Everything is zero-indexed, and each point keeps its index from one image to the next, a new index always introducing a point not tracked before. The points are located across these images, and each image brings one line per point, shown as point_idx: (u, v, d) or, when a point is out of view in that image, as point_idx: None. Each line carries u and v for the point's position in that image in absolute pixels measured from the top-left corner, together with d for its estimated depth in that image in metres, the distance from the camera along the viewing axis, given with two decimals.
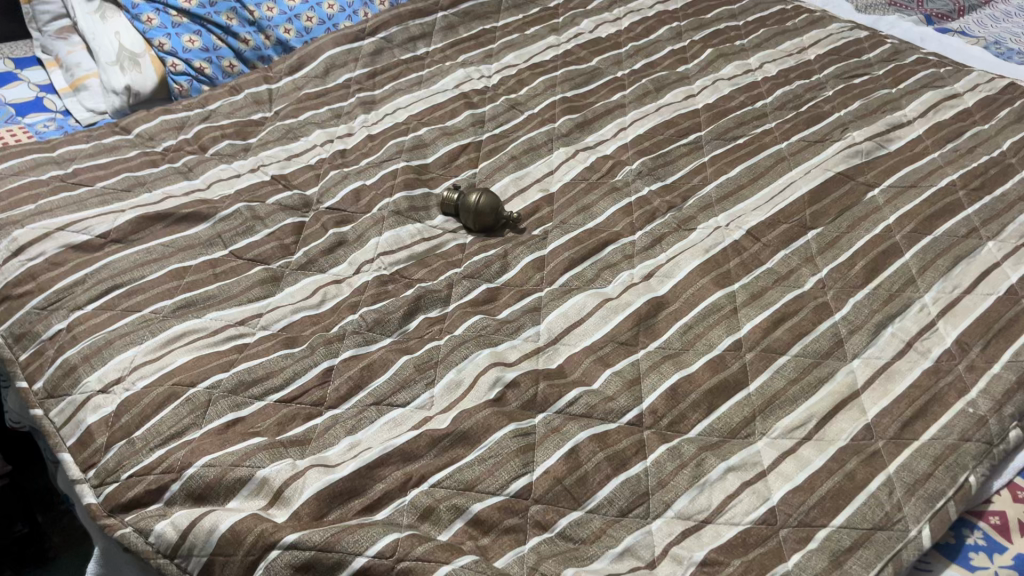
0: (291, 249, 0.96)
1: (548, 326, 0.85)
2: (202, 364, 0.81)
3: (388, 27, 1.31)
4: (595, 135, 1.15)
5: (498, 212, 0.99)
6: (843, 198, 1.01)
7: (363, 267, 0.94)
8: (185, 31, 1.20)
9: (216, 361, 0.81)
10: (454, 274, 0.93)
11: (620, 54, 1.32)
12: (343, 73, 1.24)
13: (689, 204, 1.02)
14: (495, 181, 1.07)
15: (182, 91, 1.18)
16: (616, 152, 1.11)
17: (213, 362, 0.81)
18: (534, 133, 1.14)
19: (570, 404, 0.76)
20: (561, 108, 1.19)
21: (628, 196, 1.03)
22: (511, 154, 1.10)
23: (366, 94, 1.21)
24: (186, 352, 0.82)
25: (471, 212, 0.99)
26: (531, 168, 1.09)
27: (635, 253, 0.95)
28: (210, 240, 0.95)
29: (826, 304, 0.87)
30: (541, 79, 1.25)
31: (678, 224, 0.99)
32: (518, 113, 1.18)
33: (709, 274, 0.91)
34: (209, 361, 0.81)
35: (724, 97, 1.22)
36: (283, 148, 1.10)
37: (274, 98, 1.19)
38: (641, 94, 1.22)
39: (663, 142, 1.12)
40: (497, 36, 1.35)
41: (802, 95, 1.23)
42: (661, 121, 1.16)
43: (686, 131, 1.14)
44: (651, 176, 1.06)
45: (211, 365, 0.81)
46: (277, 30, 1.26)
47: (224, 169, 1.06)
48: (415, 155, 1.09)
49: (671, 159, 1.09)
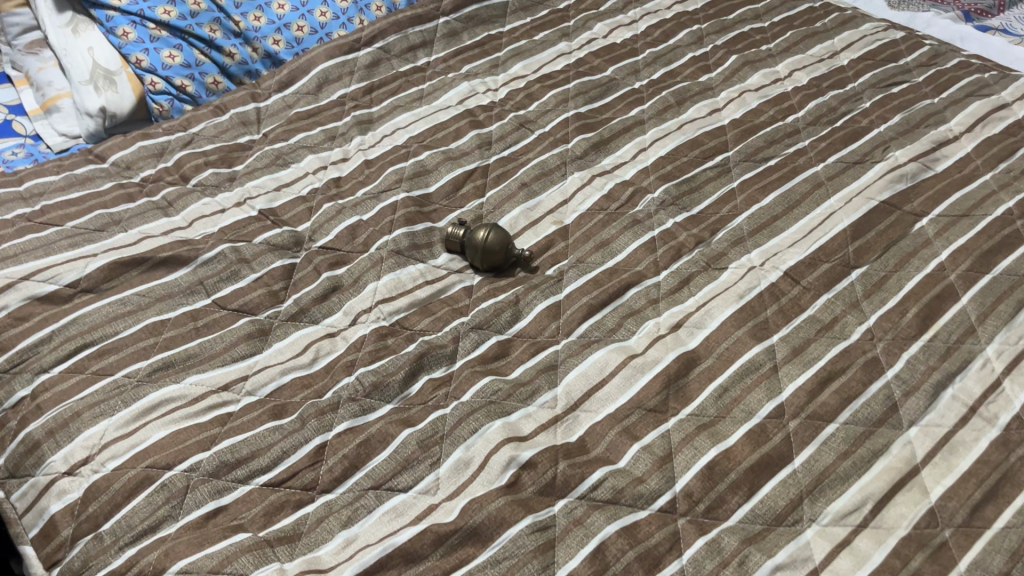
0: (281, 296, 0.87)
1: (567, 388, 0.76)
2: (179, 442, 0.72)
3: (385, 36, 1.21)
4: (612, 156, 1.05)
5: (508, 251, 0.90)
6: (890, 229, 0.92)
7: (360, 317, 0.85)
8: (164, 46, 1.10)
9: (196, 437, 0.72)
10: (461, 325, 0.84)
11: (637, 62, 1.22)
12: (337, 88, 1.14)
13: (719, 239, 0.93)
14: (504, 213, 0.97)
15: (162, 111, 1.09)
16: (635, 177, 1.01)
17: (193, 439, 0.72)
18: (545, 155, 1.05)
19: (593, 489, 0.67)
20: (574, 126, 1.09)
21: (651, 229, 0.94)
22: (521, 182, 1.01)
23: (362, 112, 1.12)
24: (162, 425, 0.73)
25: (478, 251, 0.90)
26: (543, 197, 0.99)
27: (661, 298, 0.86)
28: (190, 288, 0.86)
29: (877, 360, 0.78)
30: (552, 92, 1.15)
31: (707, 263, 0.90)
32: (528, 132, 1.09)
33: (744, 325, 0.81)
34: (188, 438, 0.72)
35: (751, 111, 1.12)
36: (272, 176, 1.01)
37: (262, 118, 1.10)
38: (661, 108, 1.12)
39: (688, 165, 1.02)
40: (504, 42, 1.26)
41: (837, 107, 1.13)
42: (685, 141, 1.06)
43: (712, 152, 1.05)
44: (676, 206, 0.97)
45: (190, 443, 0.72)
46: (265, 41, 1.15)
47: (207, 203, 0.96)
48: (417, 184, 1.00)
49: (696, 185, 1.00)
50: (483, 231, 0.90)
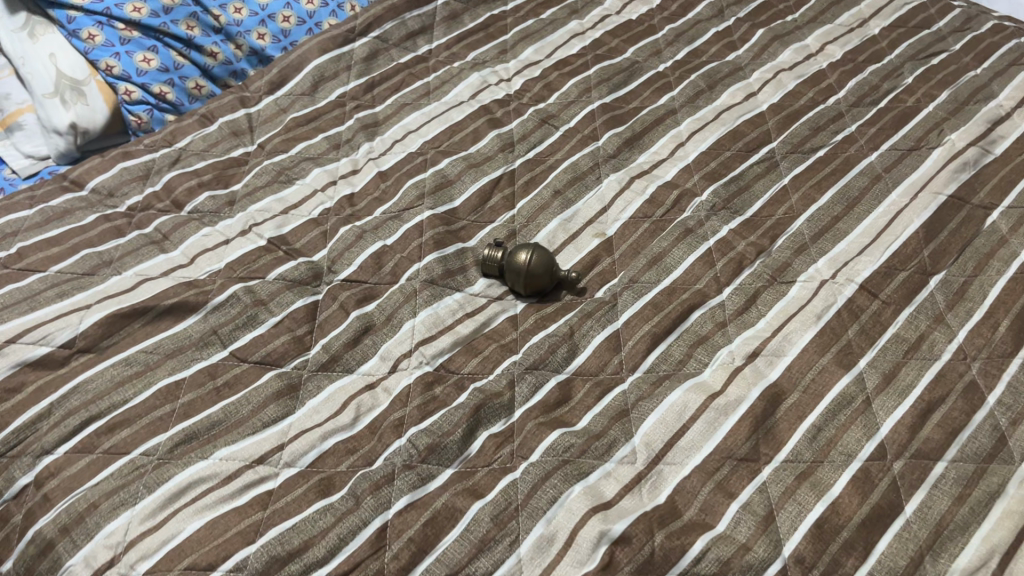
0: (306, 341, 0.77)
1: (646, 438, 0.69)
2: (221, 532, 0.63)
3: (382, 23, 1.09)
4: (648, 152, 0.96)
5: (552, 273, 0.82)
6: (962, 227, 0.85)
7: (400, 362, 0.76)
8: (136, 48, 0.97)
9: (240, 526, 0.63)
10: (514, 365, 0.76)
11: (657, 41, 1.12)
12: (335, 86, 1.03)
13: (780, 246, 0.85)
14: (540, 227, 0.88)
15: (141, 124, 0.97)
16: (678, 177, 0.93)
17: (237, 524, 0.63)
18: (576, 156, 0.95)
19: (698, 563, 0.60)
20: (602, 119, 1.00)
21: (705, 240, 0.86)
22: (554, 189, 0.92)
23: (365, 113, 1.01)
24: (198, 510, 0.64)
25: (520, 275, 0.81)
26: (581, 206, 0.90)
27: (729, 321, 0.78)
28: (203, 339, 0.76)
29: (976, 383, 0.72)
30: (572, 80, 1.05)
31: (773, 276, 0.82)
32: (553, 129, 0.99)
33: (828, 350, 0.74)
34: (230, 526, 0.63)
35: (789, 94, 1.03)
36: (276, 197, 0.90)
37: (255, 126, 0.98)
38: (692, 94, 1.03)
39: (732, 161, 0.94)
40: (509, 23, 1.14)
41: (879, 85, 1.05)
42: (725, 132, 0.98)
43: (756, 144, 0.96)
44: (727, 210, 0.89)
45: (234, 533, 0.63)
46: (249, 37, 1.03)
47: (208, 233, 0.86)
48: (440, 198, 0.90)
49: (745, 184, 0.92)
50: (525, 252, 0.81)
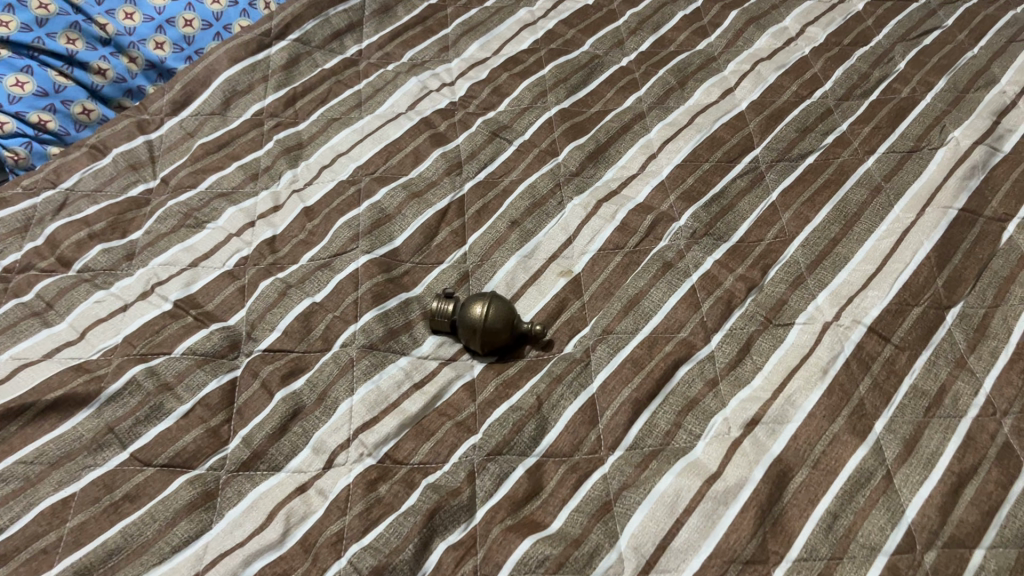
0: (223, 432, 0.65)
1: (633, 541, 0.58)
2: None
3: (302, 23, 0.95)
4: (615, 167, 0.84)
5: (512, 326, 0.69)
6: (977, 245, 0.74)
7: (337, 454, 0.63)
8: (6, 70, 0.81)
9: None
10: (472, 450, 0.64)
11: (618, 29, 0.99)
12: (251, 102, 0.88)
13: (773, 280, 0.74)
14: (496, 267, 0.76)
15: (18, 161, 0.81)
16: (651, 197, 0.81)
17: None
18: (533, 177, 0.83)
19: None
20: (561, 130, 0.87)
21: (687, 275, 0.74)
22: (511, 219, 0.79)
23: (286, 133, 0.87)
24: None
25: (474, 331, 0.69)
26: (542, 238, 0.78)
27: (721, 378, 0.67)
28: (97, 441, 0.63)
29: (1012, 445, 0.61)
30: (525, 82, 0.92)
31: (767, 319, 0.71)
32: (505, 144, 0.86)
33: (838, 413, 0.63)
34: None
35: (770, 89, 0.92)
36: (182, 246, 0.76)
37: (157, 156, 0.84)
38: (661, 94, 0.91)
39: (712, 175, 0.82)
40: (450, 14, 1.00)
41: (869, 74, 0.93)
42: (702, 139, 0.86)
43: (737, 153, 0.84)
44: (709, 236, 0.77)
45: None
46: (144, 48, 0.89)
47: (101, 297, 0.72)
48: (378, 237, 0.77)
49: (728, 203, 0.80)
50: (480, 304, 0.69)
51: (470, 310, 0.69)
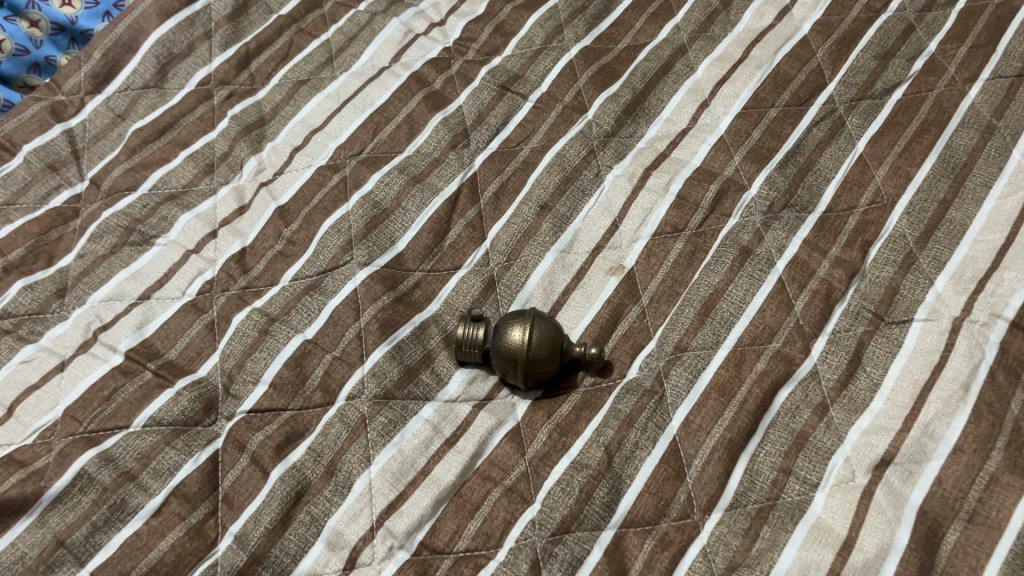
0: (209, 530, 0.50)
1: None
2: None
3: None
4: (659, 121, 0.68)
5: (562, 352, 0.55)
6: None
7: (359, 550, 0.49)
8: None
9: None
10: (532, 528, 0.50)
11: None
12: (193, 67, 0.70)
13: (876, 261, 0.59)
14: (528, 269, 0.61)
15: None
16: (710, 159, 0.65)
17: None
18: (560, 143, 0.67)
19: None
20: (586, 76, 0.70)
21: (770, 264, 0.59)
22: (539, 201, 0.64)
23: (243, 105, 0.69)
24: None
25: (514, 362, 0.54)
26: (580, 224, 0.63)
27: (831, 403, 0.54)
28: (45, 561, 0.47)
29: None
30: (534, 15, 0.74)
31: (877, 316, 0.57)
32: (520, 99, 0.69)
33: (992, 446, 0.49)
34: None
35: (834, 4, 0.74)
36: (128, 273, 0.60)
37: (82, 150, 0.66)
38: (703, 19, 0.74)
39: (780, 124, 0.66)
40: None
41: None
42: (764, 77, 0.69)
43: (808, 93, 0.68)
44: (790, 208, 0.62)
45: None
46: (46, 6, 0.70)
47: (30, 355, 0.56)
48: (376, 242, 0.61)
49: (806, 160, 0.64)
50: (519, 326, 0.54)
51: (506, 333, 0.54)
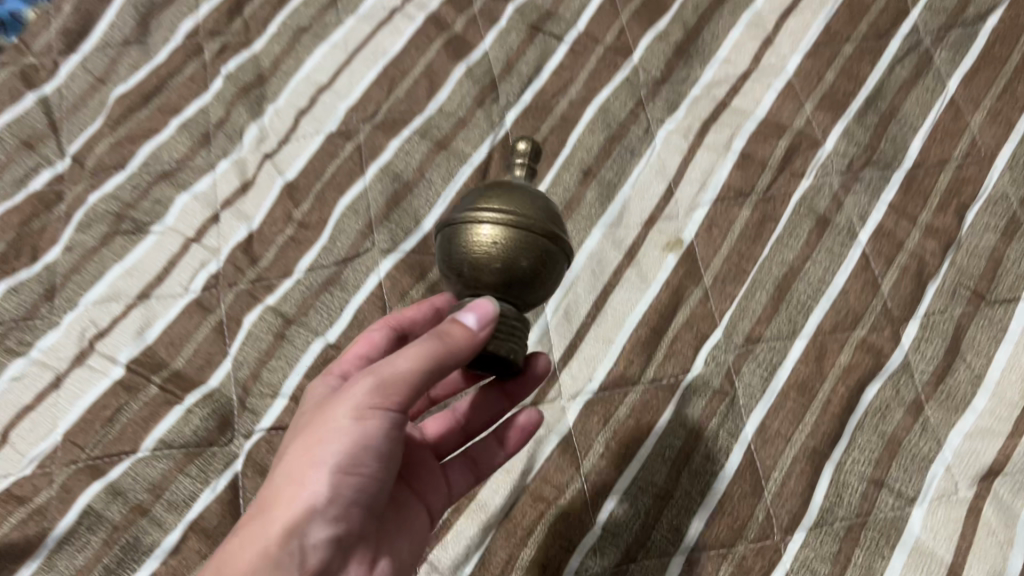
0: None
1: None
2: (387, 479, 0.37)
3: None
4: (715, 63, 0.59)
5: (543, 203, 0.37)
6: None
7: None
8: None
9: (382, 469, 0.36)
10: (593, 559, 0.44)
11: None
12: (178, 17, 0.61)
13: (974, 228, 0.51)
14: (572, 247, 0.53)
15: None
16: (778, 109, 0.56)
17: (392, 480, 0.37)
18: (603, 94, 0.58)
19: None
20: (629, 11, 0.61)
21: (852, 235, 0.52)
22: (582, 166, 0.56)
23: (238, 60, 0.60)
24: (386, 397, 0.34)
25: (521, 260, 0.35)
26: (630, 193, 0.55)
27: (927, 400, 0.47)
28: None
29: None
30: None
31: (976, 294, 0.49)
32: (554, 42, 0.60)
33: None
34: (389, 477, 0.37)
35: None
36: (123, 267, 0.53)
37: (60, 122, 0.58)
38: None
39: (858, 62, 0.58)
40: None
41: None
42: (837, 9, 0.60)
43: (889, 21, 0.59)
44: (873, 165, 0.54)
45: (374, 445, 0.35)
46: None
47: (21, 372, 0.50)
48: (398, 224, 0.54)
49: (889, 106, 0.56)
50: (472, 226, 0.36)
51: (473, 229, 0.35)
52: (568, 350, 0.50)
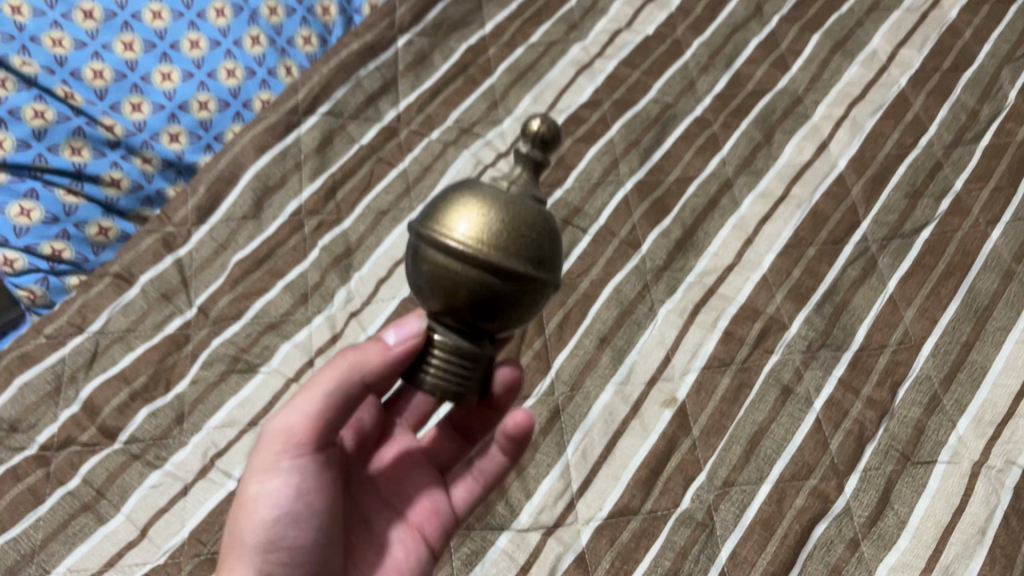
0: None
1: None
2: (314, 531, 0.48)
3: (332, 91, 0.83)
4: (707, 255, 0.75)
5: (552, 258, 0.42)
6: None
7: None
8: (8, 198, 0.71)
9: (303, 523, 0.48)
10: None
11: (687, 65, 0.87)
12: (286, 199, 0.78)
13: (904, 402, 0.66)
14: (590, 399, 0.68)
15: (35, 299, 0.72)
16: (755, 297, 0.72)
17: (318, 532, 0.48)
18: (618, 277, 0.74)
19: None
20: (640, 211, 0.77)
21: (808, 402, 0.66)
22: (599, 334, 0.71)
23: (331, 235, 0.77)
24: (282, 458, 0.47)
25: (478, 290, 0.41)
26: (636, 357, 0.70)
27: (862, 538, 0.60)
28: None
29: None
30: (593, 149, 0.81)
31: (904, 456, 0.63)
32: (580, 232, 0.76)
33: None
34: (313, 528, 0.48)
35: (870, 138, 0.81)
36: (237, 399, 0.68)
37: (190, 279, 0.74)
38: (747, 154, 0.81)
39: (819, 262, 0.73)
40: (493, 55, 0.88)
41: (979, 112, 0.82)
42: (803, 218, 0.76)
43: (844, 230, 0.75)
44: (827, 347, 0.69)
45: (281, 507, 0.47)
46: (158, 144, 0.77)
47: (157, 481, 0.64)
48: None
49: (842, 299, 0.71)
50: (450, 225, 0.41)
51: (450, 210, 0.41)
52: (584, 483, 0.64)
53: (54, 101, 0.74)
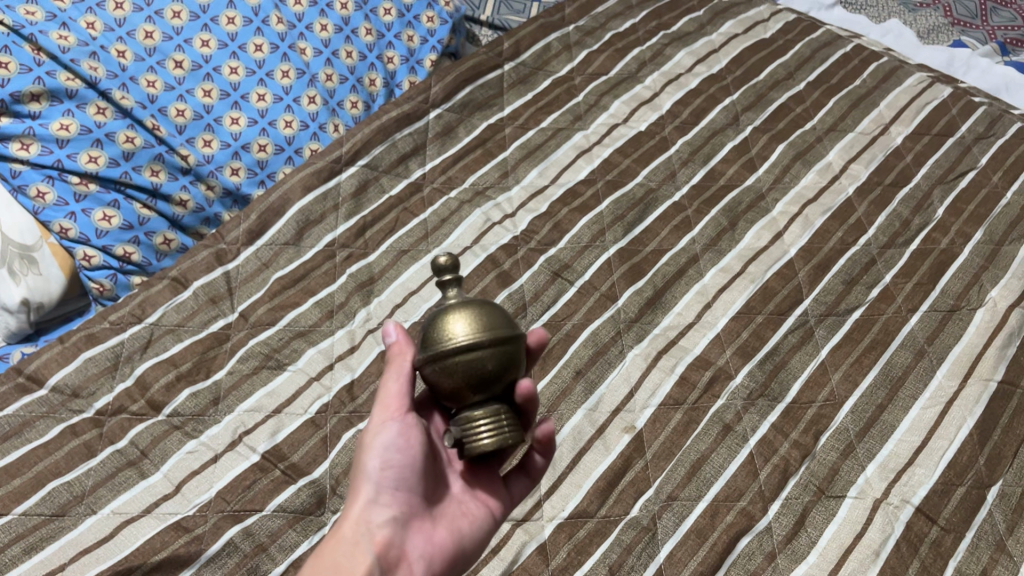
0: None
1: None
2: (409, 468, 0.57)
3: (371, 148, 0.98)
4: (672, 314, 0.89)
5: (517, 328, 0.57)
6: (1015, 419, 0.81)
7: None
8: (94, 204, 0.84)
9: (404, 457, 0.57)
10: None
11: (671, 158, 1.03)
12: (323, 232, 0.92)
13: (825, 446, 0.79)
14: (562, 419, 0.80)
15: (103, 291, 0.85)
16: (709, 350, 0.86)
17: (416, 466, 0.57)
18: (595, 323, 0.87)
19: None
20: (620, 272, 0.92)
21: (744, 439, 0.79)
22: (575, 367, 0.84)
23: (358, 266, 0.91)
24: (386, 416, 0.57)
25: (476, 364, 0.53)
26: (606, 390, 0.82)
27: (778, 551, 0.72)
28: None
29: None
30: (585, 218, 0.96)
31: (820, 489, 0.76)
32: (567, 285, 0.90)
33: None
34: (408, 465, 0.57)
35: (817, 233, 0.96)
36: (265, 390, 0.80)
37: (235, 288, 0.87)
38: (714, 236, 0.96)
39: (765, 328, 0.87)
40: (508, 133, 1.04)
41: (910, 221, 0.98)
42: (755, 291, 0.90)
43: (787, 305, 0.89)
44: (765, 397, 0.82)
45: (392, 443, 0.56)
46: (221, 175, 0.91)
47: (193, 448, 0.76)
48: None
49: (781, 359, 0.85)
50: (451, 320, 0.55)
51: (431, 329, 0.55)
52: (551, 487, 0.76)
53: (142, 130, 0.88)
